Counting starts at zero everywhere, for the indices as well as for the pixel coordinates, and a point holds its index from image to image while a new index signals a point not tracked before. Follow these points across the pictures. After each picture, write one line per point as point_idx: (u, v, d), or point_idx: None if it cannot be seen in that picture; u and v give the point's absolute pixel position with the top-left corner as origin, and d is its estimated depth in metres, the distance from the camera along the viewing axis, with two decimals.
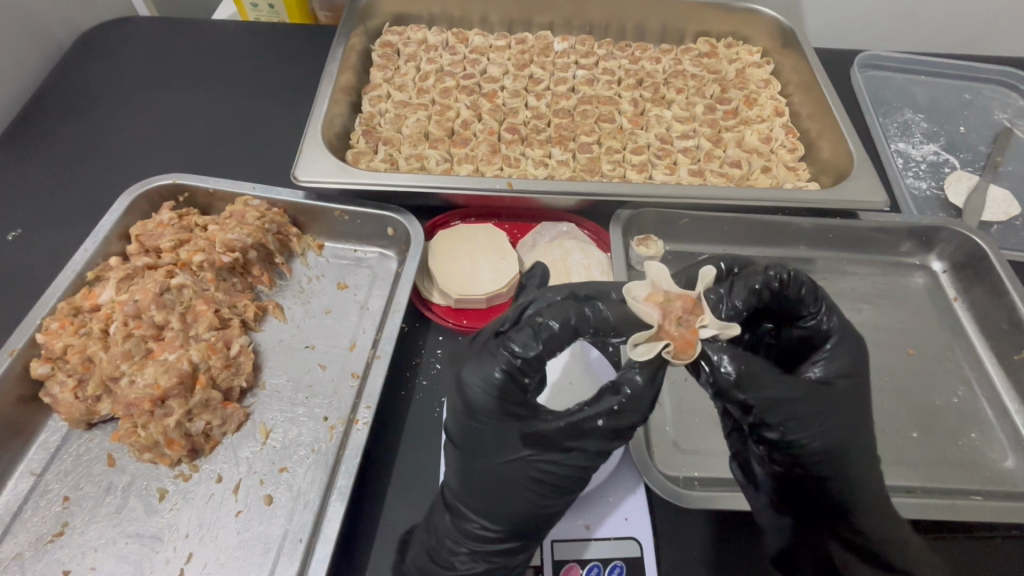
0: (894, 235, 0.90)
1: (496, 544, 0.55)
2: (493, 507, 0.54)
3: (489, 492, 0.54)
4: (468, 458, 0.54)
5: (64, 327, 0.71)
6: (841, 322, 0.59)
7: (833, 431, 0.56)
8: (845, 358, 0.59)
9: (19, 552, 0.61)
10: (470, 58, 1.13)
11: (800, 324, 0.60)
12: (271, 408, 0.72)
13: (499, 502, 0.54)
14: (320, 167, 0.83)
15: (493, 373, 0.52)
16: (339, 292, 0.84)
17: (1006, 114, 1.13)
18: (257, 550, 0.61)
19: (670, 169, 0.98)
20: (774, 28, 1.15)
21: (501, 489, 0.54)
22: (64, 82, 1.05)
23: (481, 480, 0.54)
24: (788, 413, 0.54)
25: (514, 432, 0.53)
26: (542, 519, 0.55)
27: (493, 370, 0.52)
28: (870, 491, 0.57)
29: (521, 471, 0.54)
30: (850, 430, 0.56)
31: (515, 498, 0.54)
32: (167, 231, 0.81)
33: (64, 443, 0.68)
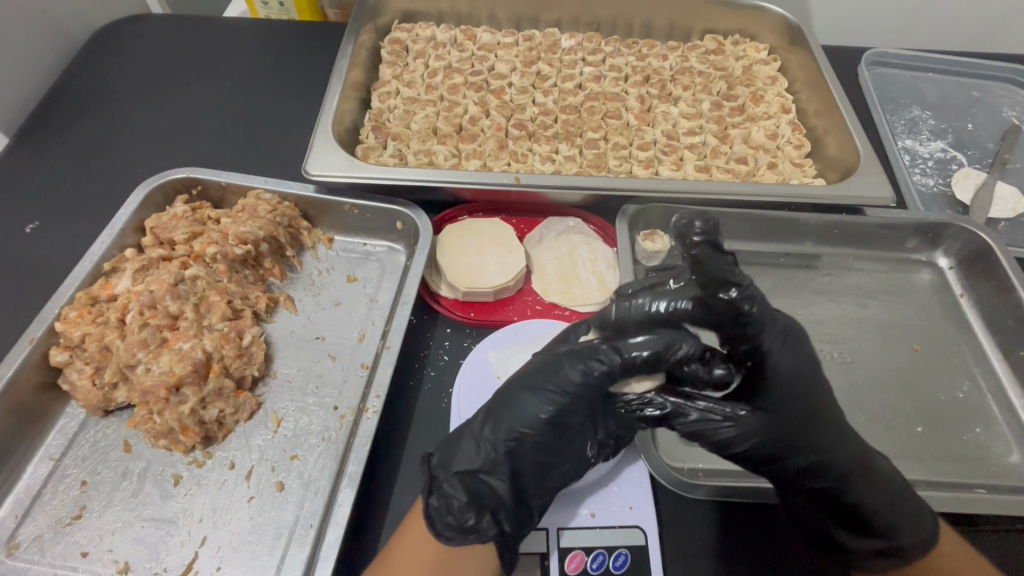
0: (899, 232, 0.91)
1: (501, 477, 0.59)
2: (513, 424, 0.60)
3: (519, 410, 0.61)
4: (510, 381, 0.64)
5: (81, 316, 0.73)
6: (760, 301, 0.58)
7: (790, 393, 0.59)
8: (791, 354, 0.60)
9: (39, 535, 0.63)
10: (478, 54, 1.14)
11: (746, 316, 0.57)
12: (282, 397, 0.73)
13: (518, 410, 0.61)
14: (331, 161, 0.85)
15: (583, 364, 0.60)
16: (349, 285, 0.86)
17: (1015, 111, 1.12)
18: (269, 535, 0.63)
19: (676, 165, 0.99)
20: (781, 25, 1.16)
21: (524, 397, 0.61)
22: (80, 79, 1.07)
23: (513, 397, 0.62)
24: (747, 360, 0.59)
25: (575, 358, 0.61)
26: (540, 437, 0.60)
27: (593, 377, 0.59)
28: (845, 444, 0.60)
29: (549, 394, 0.61)
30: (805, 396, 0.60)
31: (538, 421, 0.60)
32: (181, 224, 0.83)
33: (81, 429, 0.70)
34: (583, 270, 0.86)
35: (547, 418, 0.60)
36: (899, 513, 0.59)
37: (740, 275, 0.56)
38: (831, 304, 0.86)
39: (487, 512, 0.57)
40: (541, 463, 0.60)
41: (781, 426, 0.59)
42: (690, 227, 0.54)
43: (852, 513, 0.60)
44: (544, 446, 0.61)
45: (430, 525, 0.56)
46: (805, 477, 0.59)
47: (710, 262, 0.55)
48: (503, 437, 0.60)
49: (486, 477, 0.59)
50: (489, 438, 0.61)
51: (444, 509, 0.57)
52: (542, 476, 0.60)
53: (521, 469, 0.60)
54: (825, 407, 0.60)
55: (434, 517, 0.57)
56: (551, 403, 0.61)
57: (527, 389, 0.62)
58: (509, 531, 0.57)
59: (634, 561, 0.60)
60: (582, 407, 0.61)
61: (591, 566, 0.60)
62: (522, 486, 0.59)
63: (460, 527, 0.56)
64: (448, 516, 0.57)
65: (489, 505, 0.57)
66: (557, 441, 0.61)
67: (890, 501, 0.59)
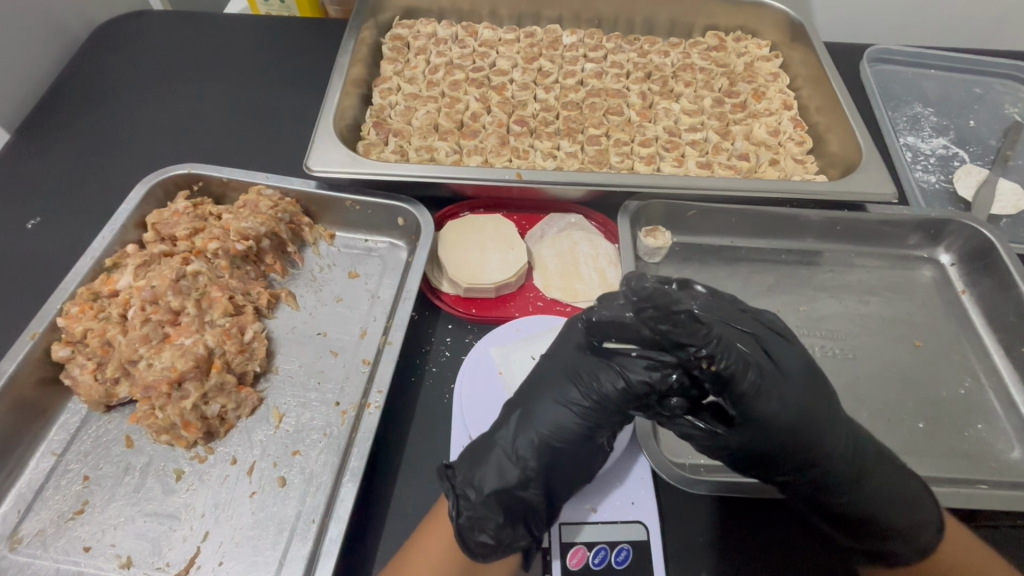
0: (900, 228, 0.91)
1: (535, 488, 0.58)
2: (546, 436, 0.59)
3: (551, 420, 0.60)
4: (535, 391, 0.62)
5: (83, 312, 0.73)
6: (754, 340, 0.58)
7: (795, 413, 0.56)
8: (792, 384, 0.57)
9: (41, 529, 0.63)
10: (479, 51, 1.14)
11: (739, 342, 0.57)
12: (284, 393, 0.73)
13: (551, 423, 0.60)
14: (332, 157, 0.85)
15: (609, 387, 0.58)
16: (350, 281, 0.85)
17: (1017, 108, 1.12)
18: (271, 530, 0.63)
19: (678, 161, 0.99)
20: (783, 21, 1.15)
21: (554, 410, 0.60)
22: (81, 74, 1.07)
23: (550, 409, 0.60)
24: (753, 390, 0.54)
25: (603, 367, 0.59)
26: (573, 444, 0.59)
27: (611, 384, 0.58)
28: (847, 453, 0.58)
29: (582, 405, 0.59)
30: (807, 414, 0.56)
31: (571, 433, 0.59)
32: (182, 220, 0.83)
33: (83, 425, 0.70)
34: (585, 267, 0.86)
35: (581, 429, 0.59)
36: (897, 519, 0.58)
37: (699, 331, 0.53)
38: (833, 301, 0.86)
39: (521, 524, 0.57)
40: (572, 471, 0.60)
41: (765, 446, 0.56)
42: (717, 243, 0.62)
43: (845, 517, 0.60)
44: (579, 456, 0.60)
45: (461, 544, 0.56)
46: (798, 484, 0.59)
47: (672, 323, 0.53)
48: (536, 447, 0.59)
49: (518, 490, 0.58)
50: (523, 451, 0.59)
51: (477, 526, 0.57)
52: (574, 486, 0.60)
53: (556, 479, 0.59)
54: (821, 417, 0.57)
55: (467, 535, 0.57)
56: (584, 415, 0.59)
57: (560, 403, 0.60)
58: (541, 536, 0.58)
59: (636, 557, 0.60)
60: (608, 420, 0.59)
61: (594, 562, 0.60)
62: (555, 494, 0.59)
63: (494, 541, 0.56)
64: (482, 535, 0.57)
65: (523, 517, 0.57)
66: (590, 450, 0.60)
67: (887, 501, 0.58)
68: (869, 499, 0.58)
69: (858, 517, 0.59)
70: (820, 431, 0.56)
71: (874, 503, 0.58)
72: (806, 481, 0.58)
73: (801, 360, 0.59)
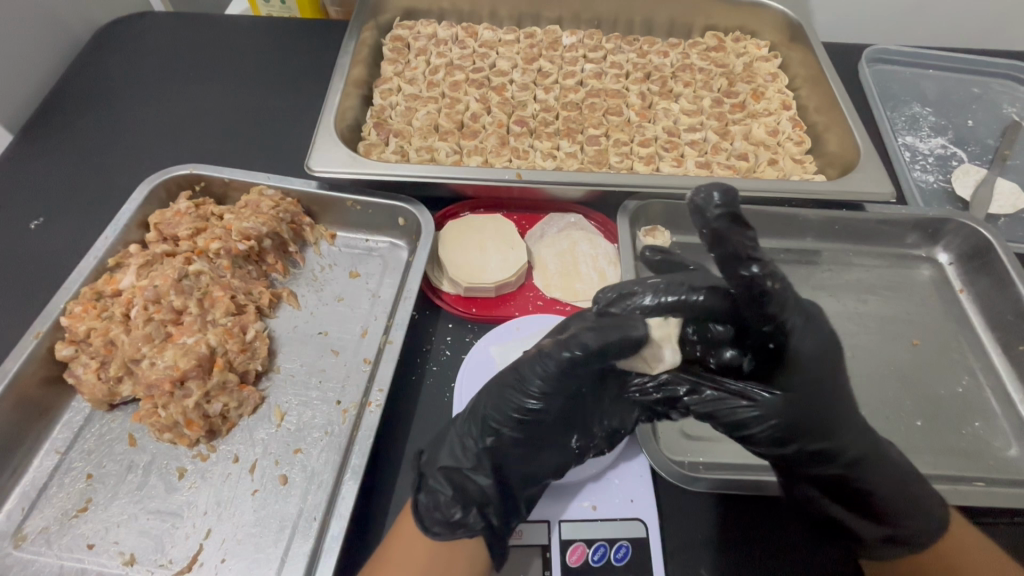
0: (898, 227, 0.91)
1: (484, 475, 0.62)
2: (493, 421, 0.63)
3: (494, 405, 0.63)
4: (484, 383, 0.65)
5: (86, 311, 0.74)
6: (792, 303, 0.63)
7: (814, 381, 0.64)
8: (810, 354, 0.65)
9: (45, 527, 0.63)
10: (479, 52, 1.14)
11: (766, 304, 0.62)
12: (286, 392, 0.74)
13: (496, 407, 0.63)
14: (333, 157, 0.85)
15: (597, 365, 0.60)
16: (351, 280, 0.86)
17: (1015, 108, 1.13)
18: (273, 527, 0.63)
19: (677, 161, 0.99)
20: (782, 22, 1.16)
21: (500, 396, 0.63)
22: (82, 75, 1.07)
23: (492, 397, 0.63)
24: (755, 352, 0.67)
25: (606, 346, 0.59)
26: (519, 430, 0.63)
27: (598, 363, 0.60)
28: (858, 429, 0.64)
29: (527, 388, 0.62)
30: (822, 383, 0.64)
31: (512, 417, 0.62)
32: (185, 220, 0.83)
33: (86, 423, 0.71)
34: (584, 266, 0.86)
35: (521, 411, 0.62)
36: (908, 499, 0.62)
37: (761, 254, 0.62)
38: (832, 300, 0.87)
39: (472, 507, 0.60)
40: (522, 456, 0.63)
41: (802, 411, 0.61)
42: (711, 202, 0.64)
43: (859, 500, 0.63)
44: (527, 439, 0.64)
45: (418, 522, 0.59)
46: (819, 462, 0.63)
47: (729, 235, 0.62)
48: (482, 433, 0.63)
49: (470, 473, 0.62)
50: (473, 436, 0.63)
51: (432, 505, 0.60)
52: (524, 470, 0.63)
53: (505, 465, 0.63)
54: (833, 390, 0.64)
55: (424, 514, 0.60)
56: (527, 400, 0.62)
57: (502, 387, 0.63)
58: (497, 524, 0.59)
59: (635, 554, 0.61)
60: (556, 401, 0.62)
61: (593, 559, 0.60)
62: (506, 479, 0.62)
63: (447, 521, 0.59)
64: (437, 514, 0.59)
65: (474, 501, 0.60)
66: (538, 433, 0.64)
67: (898, 483, 0.62)
68: (881, 479, 0.62)
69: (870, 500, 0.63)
70: (837, 403, 0.64)
71: (883, 483, 0.62)
72: (827, 457, 0.63)
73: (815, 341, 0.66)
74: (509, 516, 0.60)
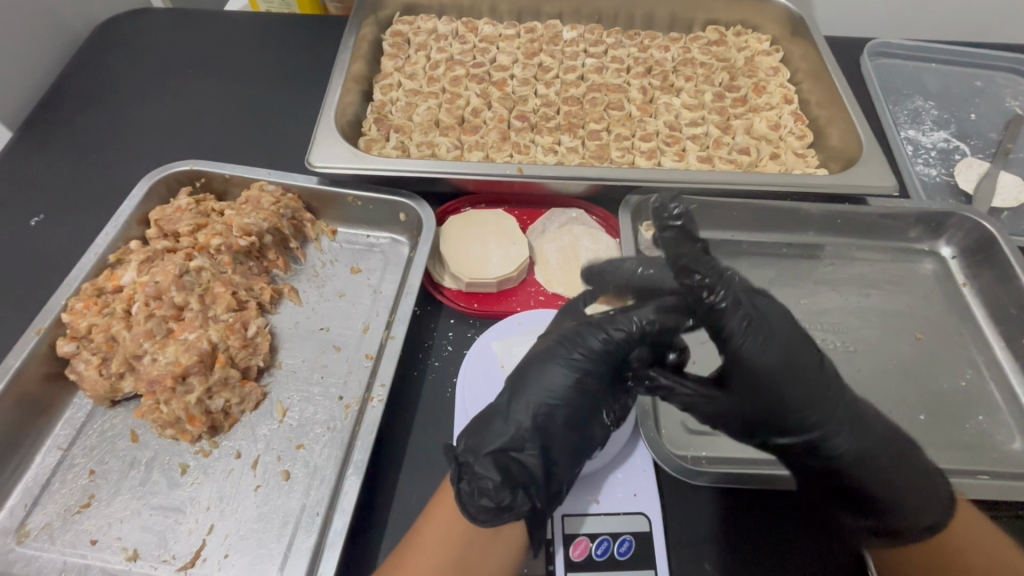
0: (902, 221, 0.91)
1: (530, 451, 0.60)
2: (540, 398, 0.62)
3: (543, 382, 0.63)
4: (528, 357, 0.66)
5: (87, 307, 0.73)
6: (736, 301, 0.60)
7: (793, 380, 0.62)
8: (783, 349, 0.63)
9: (48, 523, 0.63)
10: (479, 47, 1.14)
11: (717, 311, 0.60)
12: (288, 387, 0.74)
13: (541, 384, 0.63)
14: (333, 153, 0.85)
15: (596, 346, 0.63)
16: (353, 276, 0.86)
17: (1018, 101, 1.12)
18: (276, 523, 0.63)
19: (679, 156, 0.99)
20: (784, 15, 1.15)
21: (544, 372, 0.63)
22: (82, 71, 1.07)
23: (540, 372, 0.63)
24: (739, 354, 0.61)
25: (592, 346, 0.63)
26: (566, 406, 0.62)
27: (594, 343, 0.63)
28: (846, 424, 0.63)
29: (573, 363, 0.63)
30: (801, 379, 0.62)
31: (562, 392, 0.62)
32: (185, 216, 0.83)
33: (88, 419, 0.71)
34: (586, 261, 0.86)
35: (569, 387, 0.63)
36: (903, 492, 0.62)
37: (708, 263, 0.59)
38: (835, 294, 0.86)
39: (520, 490, 0.58)
40: (567, 434, 0.61)
41: (767, 404, 0.62)
42: (665, 209, 0.58)
43: (850, 491, 0.63)
44: (574, 417, 0.62)
45: (463, 509, 0.56)
46: (800, 452, 0.63)
47: (677, 247, 0.59)
48: (531, 411, 0.62)
49: (516, 454, 0.60)
50: (518, 414, 0.62)
51: (477, 492, 0.57)
52: (571, 449, 0.61)
53: (550, 445, 0.61)
54: (817, 384, 0.63)
55: (467, 501, 0.57)
56: (574, 372, 0.63)
57: (550, 363, 0.64)
58: (541, 506, 0.58)
59: (638, 548, 0.61)
60: (600, 375, 0.63)
61: (597, 553, 0.60)
62: (553, 460, 0.60)
63: (496, 508, 0.56)
64: (482, 499, 0.57)
65: (522, 482, 0.58)
66: (584, 409, 0.63)
67: (893, 477, 0.62)
68: (870, 471, 0.62)
69: (860, 492, 0.63)
70: (821, 396, 0.63)
71: (876, 476, 0.62)
72: (806, 448, 0.63)
73: (794, 334, 0.64)
74: (553, 501, 0.59)
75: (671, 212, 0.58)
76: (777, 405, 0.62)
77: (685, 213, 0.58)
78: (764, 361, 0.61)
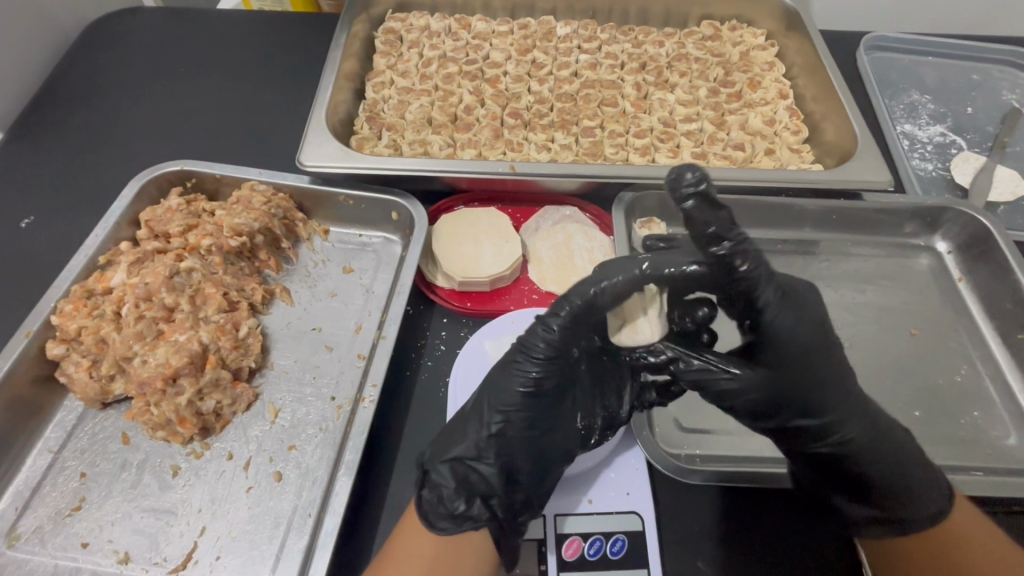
0: (897, 216, 0.90)
1: (490, 460, 0.60)
2: (495, 406, 0.61)
3: (499, 390, 0.62)
4: (490, 364, 0.64)
5: (77, 309, 0.73)
6: (765, 272, 0.61)
7: (816, 364, 0.62)
8: (807, 328, 0.63)
9: (39, 526, 0.63)
10: (473, 43, 1.13)
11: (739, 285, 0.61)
12: (280, 388, 0.74)
13: (497, 392, 0.62)
14: (324, 151, 0.85)
15: (542, 347, 0.61)
16: (344, 276, 0.85)
17: (1016, 94, 1.11)
18: (268, 524, 0.63)
19: (673, 152, 0.98)
20: (778, 9, 1.15)
21: (498, 380, 0.62)
22: (72, 71, 1.06)
23: (497, 379, 0.62)
24: (767, 327, 0.62)
25: (540, 347, 0.61)
26: (524, 412, 0.61)
27: (541, 344, 0.61)
28: (858, 411, 0.62)
29: (525, 367, 0.61)
30: (821, 362, 0.63)
31: (516, 399, 0.61)
32: (176, 216, 0.83)
33: (79, 422, 0.70)
34: (580, 258, 0.85)
35: (525, 393, 0.61)
36: (908, 483, 0.62)
37: (737, 233, 0.59)
38: (829, 290, 0.86)
39: (477, 498, 0.59)
40: (529, 439, 0.61)
41: (784, 383, 0.62)
42: (680, 181, 0.60)
43: (852, 478, 0.63)
44: (530, 421, 0.61)
45: (421, 518, 0.59)
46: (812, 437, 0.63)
47: (703, 216, 0.59)
48: (487, 420, 0.61)
49: (474, 462, 0.60)
50: (478, 423, 0.62)
51: (437, 500, 0.59)
52: (532, 455, 0.61)
53: (511, 453, 0.61)
54: (829, 371, 0.63)
55: (428, 509, 0.59)
56: (529, 378, 0.61)
57: (505, 369, 0.62)
58: (500, 515, 0.58)
59: (631, 547, 0.61)
60: (556, 375, 0.62)
61: (589, 552, 0.60)
62: (513, 469, 0.60)
63: (452, 517, 0.58)
64: (440, 508, 0.59)
65: (478, 492, 0.59)
66: (542, 411, 0.62)
67: (898, 470, 0.62)
68: (879, 462, 0.62)
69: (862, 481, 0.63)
70: (836, 381, 0.63)
71: (884, 467, 0.62)
72: (817, 433, 0.62)
73: (818, 316, 0.64)
74: (518, 509, 0.59)
75: (688, 182, 0.59)
76: (796, 385, 0.62)
77: (701, 179, 0.59)
78: (795, 336, 0.62)
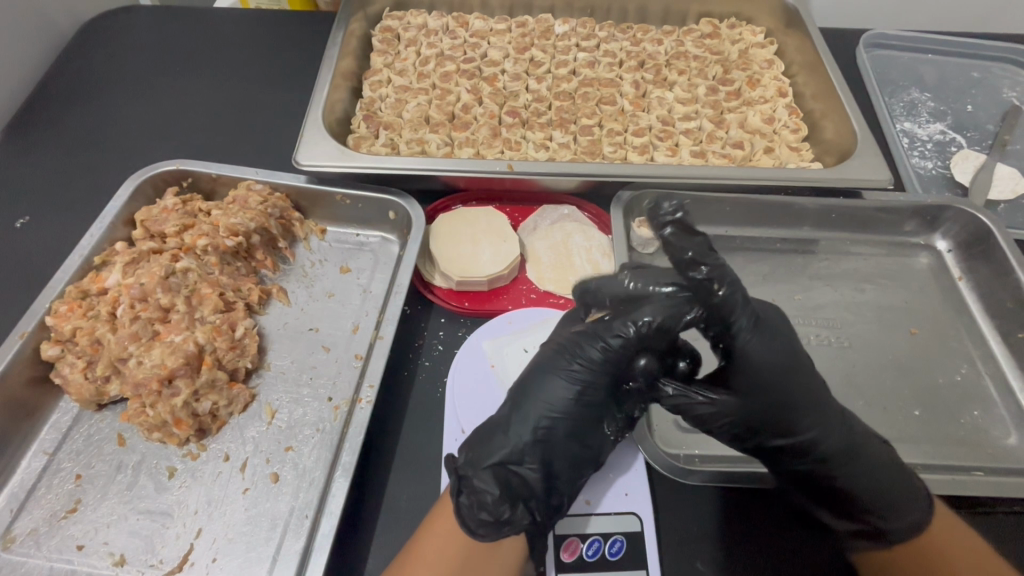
0: (896, 214, 0.90)
1: (531, 464, 0.61)
2: (541, 410, 0.62)
3: (545, 394, 0.63)
4: (529, 369, 0.66)
5: (72, 310, 0.73)
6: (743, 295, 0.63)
7: (790, 386, 0.63)
8: (782, 352, 0.64)
9: (34, 529, 0.63)
10: (470, 41, 1.12)
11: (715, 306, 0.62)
12: (276, 389, 0.73)
13: (543, 396, 0.63)
14: (321, 150, 0.84)
15: (593, 355, 0.63)
16: (342, 276, 0.85)
17: (1015, 92, 1.11)
18: (264, 526, 0.63)
19: (671, 151, 0.98)
20: (777, 7, 1.14)
21: (546, 384, 0.64)
22: (67, 70, 1.06)
23: (542, 384, 0.64)
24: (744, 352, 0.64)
25: (590, 356, 0.63)
26: (569, 418, 0.63)
27: (590, 354, 0.63)
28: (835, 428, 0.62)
29: (573, 373, 0.63)
30: (794, 383, 0.63)
31: (564, 404, 0.63)
32: (172, 216, 0.82)
33: (75, 423, 0.70)
34: (578, 258, 0.85)
35: (572, 398, 0.63)
36: (887, 494, 0.60)
37: (713, 258, 0.62)
38: (829, 289, 0.85)
39: (520, 503, 0.58)
40: (569, 445, 0.62)
41: (757, 404, 0.62)
42: (661, 210, 0.65)
43: (833, 493, 0.63)
44: (574, 428, 0.63)
45: (461, 523, 0.56)
46: (787, 455, 0.63)
47: (681, 241, 0.63)
48: (531, 424, 0.62)
49: (516, 466, 0.61)
50: (521, 426, 0.62)
51: (476, 505, 0.57)
52: (572, 460, 0.61)
53: (551, 458, 0.61)
54: (802, 390, 0.63)
55: (467, 514, 0.57)
56: (575, 385, 0.63)
57: (552, 373, 0.64)
58: (540, 520, 0.58)
59: (630, 548, 0.60)
60: (602, 383, 0.64)
61: (587, 554, 0.60)
62: (553, 472, 0.60)
63: (495, 522, 0.56)
64: (480, 512, 0.56)
65: (521, 495, 0.58)
66: (583, 424, 0.63)
67: (876, 485, 0.61)
68: (857, 479, 0.62)
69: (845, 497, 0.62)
70: (811, 399, 0.63)
71: (864, 481, 0.62)
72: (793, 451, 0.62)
73: (789, 338, 0.66)
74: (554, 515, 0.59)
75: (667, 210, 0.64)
76: (770, 404, 0.62)
77: (678, 210, 0.64)
78: (766, 357, 0.63)
